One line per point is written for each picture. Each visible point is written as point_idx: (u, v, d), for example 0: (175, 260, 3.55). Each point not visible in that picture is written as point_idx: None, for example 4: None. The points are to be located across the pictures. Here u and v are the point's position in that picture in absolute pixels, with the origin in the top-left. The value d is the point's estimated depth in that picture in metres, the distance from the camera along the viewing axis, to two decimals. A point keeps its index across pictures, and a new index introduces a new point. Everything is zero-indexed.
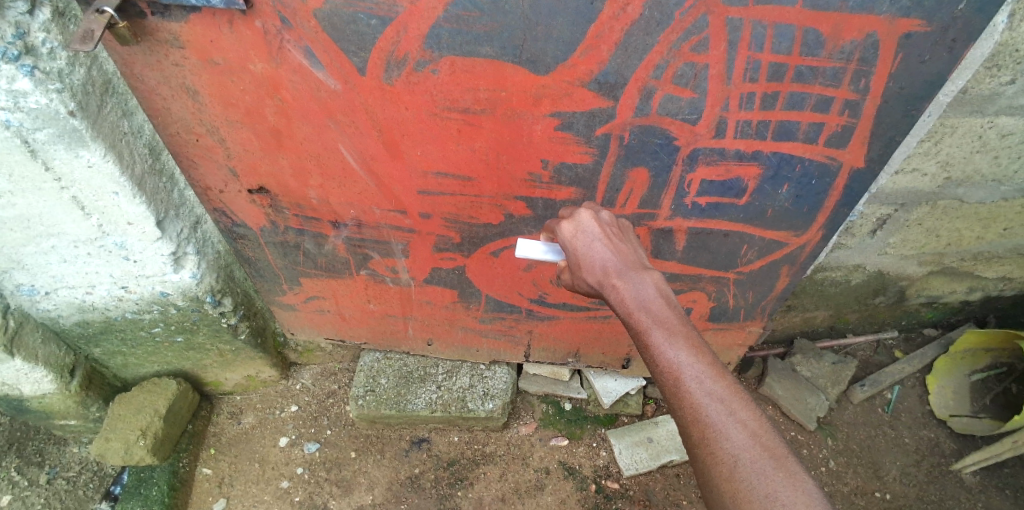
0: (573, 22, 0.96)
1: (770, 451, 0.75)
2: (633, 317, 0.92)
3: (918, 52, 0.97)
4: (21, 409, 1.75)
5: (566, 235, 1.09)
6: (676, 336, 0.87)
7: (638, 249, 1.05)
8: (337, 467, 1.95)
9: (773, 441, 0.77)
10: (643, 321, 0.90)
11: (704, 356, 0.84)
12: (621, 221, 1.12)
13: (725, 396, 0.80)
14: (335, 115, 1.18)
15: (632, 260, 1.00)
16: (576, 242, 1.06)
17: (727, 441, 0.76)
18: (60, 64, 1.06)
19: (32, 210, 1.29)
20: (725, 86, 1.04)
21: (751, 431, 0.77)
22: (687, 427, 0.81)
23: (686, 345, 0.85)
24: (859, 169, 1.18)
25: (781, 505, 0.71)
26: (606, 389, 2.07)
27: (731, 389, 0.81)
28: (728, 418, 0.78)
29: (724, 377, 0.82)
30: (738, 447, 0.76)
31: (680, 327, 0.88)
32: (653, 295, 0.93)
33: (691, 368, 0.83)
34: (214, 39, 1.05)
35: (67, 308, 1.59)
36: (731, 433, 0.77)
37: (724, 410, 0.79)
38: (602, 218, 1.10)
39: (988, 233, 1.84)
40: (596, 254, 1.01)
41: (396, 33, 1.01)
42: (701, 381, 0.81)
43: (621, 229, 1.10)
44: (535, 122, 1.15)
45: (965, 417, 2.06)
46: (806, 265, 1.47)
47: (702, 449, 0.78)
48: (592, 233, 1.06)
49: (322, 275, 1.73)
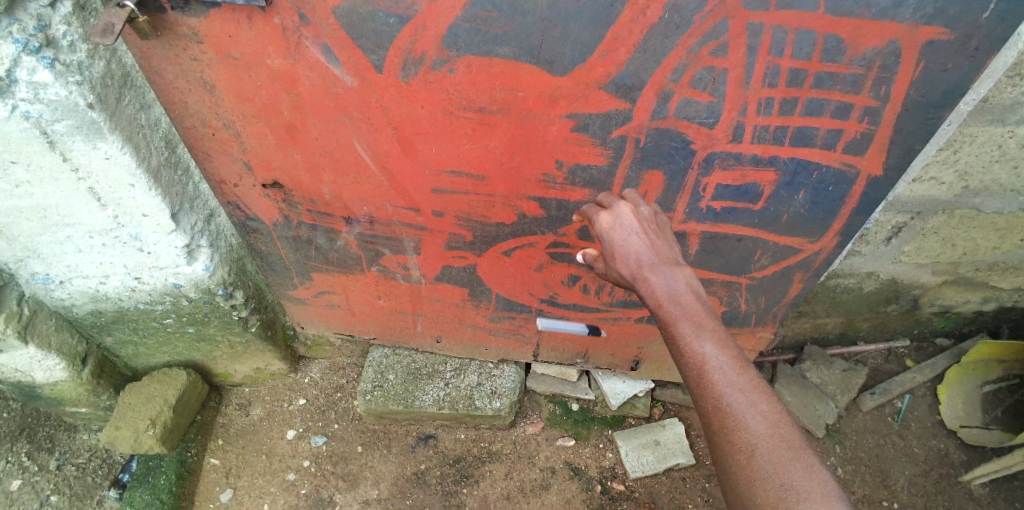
0: (592, 23, 0.95)
1: (789, 442, 0.75)
2: (661, 308, 0.92)
3: (939, 60, 0.95)
4: (33, 395, 1.76)
5: (600, 226, 1.11)
6: (701, 327, 0.87)
7: (670, 245, 1.05)
8: (344, 461, 1.96)
9: (792, 433, 0.76)
10: (669, 312, 0.91)
11: (729, 349, 0.84)
12: (659, 217, 1.12)
13: (747, 388, 0.80)
14: (349, 111, 1.18)
15: (665, 253, 1.00)
16: (609, 235, 1.08)
17: (745, 430, 0.77)
18: (80, 56, 1.07)
19: (49, 200, 1.30)
20: (743, 90, 1.03)
21: (771, 422, 0.77)
22: (708, 416, 0.81)
23: (712, 336, 0.85)
24: (876, 177, 1.17)
25: (795, 493, 0.70)
26: (614, 391, 2.06)
27: (753, 381, 0.81)
28: (749, 408, 0.78)
29: (747, 369, 0.82)
30: (756, 437, 0.76)
31: (707, 319, 0.88)
32: (684, 288, 0.93)
33: (714, 358, 0.83)
34: (231, 34, 1.05)
35: (81, 298, 1.60)
36: (750, 422, 0.77)
37: (745, 401, 0.79)
38: (636, 212, 1.10)
39: (1004, 244, 1.82)
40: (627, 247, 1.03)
41: (413, 31, 1.01)
42: (724, 372, 0.82)
43: (656, 224, 1.10)
44: (551, 123, 1.15)
45: (975, 428, 2.04)
46: (819, 272, 1.46)
47: (720, 437, 0.79)
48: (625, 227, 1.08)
49: (333, 270, 1.74)
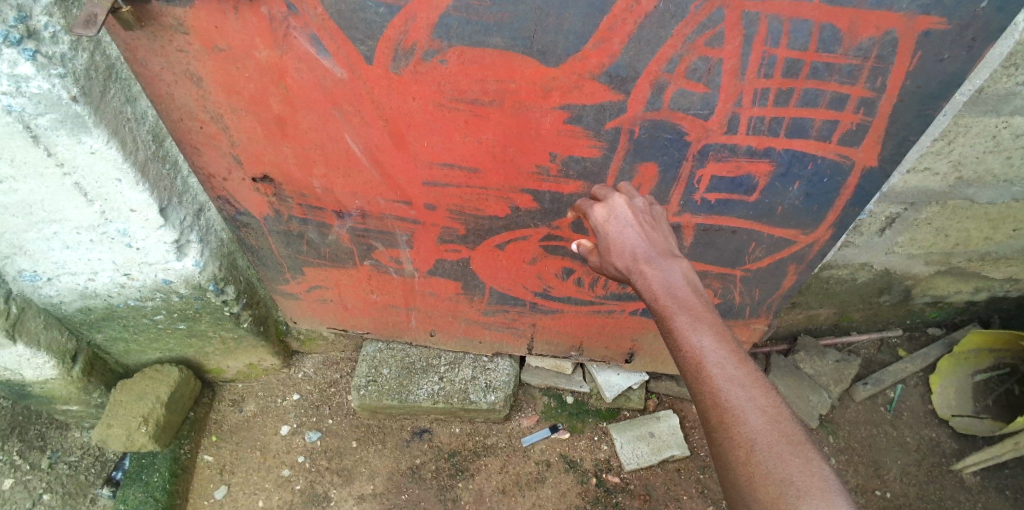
0: (586, 13, 0.94)
1: (788, 437, 0.74)
2: (659, 302, 0.91)
3: (936, 50, 0.95)
4: (23, 394, 1.75)
5: (597, 219, 1.10)
6: (700, 321, 0.86)
7: (668, 238, 1.04)
8: (339, 456, 1.95)
9: (792, 428, 0.76)
10: (668, 306, 0.90)
11: (728, 343, 0.83)
12: (656, 209, 1.11)
13: (746, 382, 0.79)
14: (341, 104, 1.17)
15: (664, 246, 0.99)
16: (606, 228, 1.07)
17: (744, 425, 0.76)
18: (63, 48, 1.04)
19: (34, 196, 1.28)
20: (739, 81, 1.02)
21: (770, 417, 0.76)
22: (707, 411, 0.81)
23: (711, 330, 0.85)
24: (871, 168, 1.17)
25: (795, 489, 0.70)
26: (608, 383, 2.06)
27: (752, 375, 0.80)
28: (748, 403, 0.77)
29: (746, 364, 0.81)
30: (756, 432, 0.75)
31: (705, 313, 0.87)
32: (682, 283, 0.92)
33: (713, 353, 0.82)
34: (219, 25, 1.03)
35: (69, 295, 1.58)
36: (749, 418, 0.76)
37: (744, 396, 0.78)
38: (635, 205, 1.09)
39: (997, 234, 1.83)
40: (625, 240, 1.01)
41: (404, 21, 0.99)
42: (723, 366, 0.81)
43: (655, 216, 1.09)
44: (544, 115, 1.14)
45: (966, 417, 2.06)
46: (813, 263, 1.45)
47: (720, 432, 0.78)
48: (622, 220, 1.07)
49: (325, 265, 1.72)
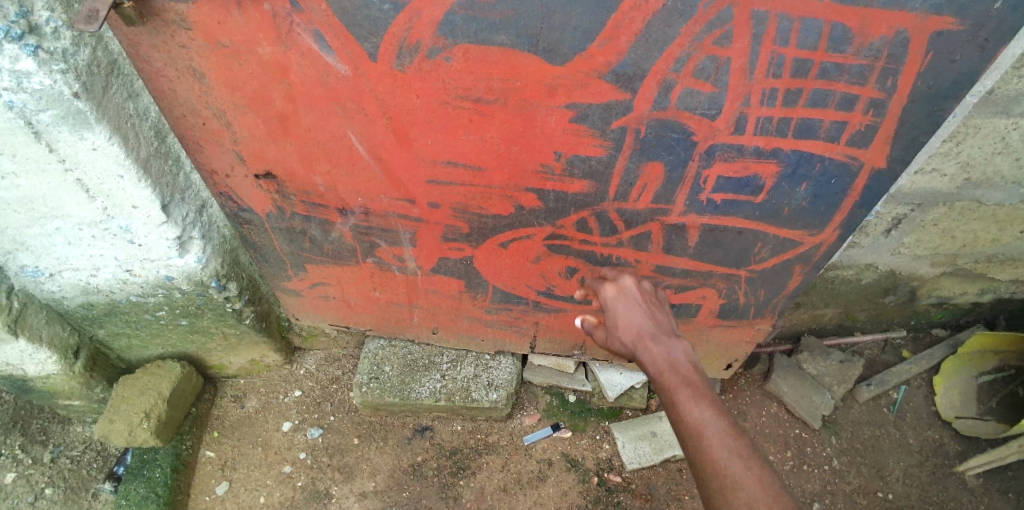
0: (593, 10, 0.93)
1: (768, 487, 0.85)
2: (659, 372, 1.06)
3: (948, 50, 0.93)
4: (25, 389, 1.75)
5: (609, 299, 1.29)
6: (694, 388, 1.00)
7: (670, 319, 1.21)
8: (340, 453, 1.95)
9: (772, 480, 0.86)
10: (668, 376, 1.04)
11: (718, 406, 0.96)
12: (660, 294, 1.29)
13: (732, 440, 0.91)
14: (343, 101, 1.16)
15: (665, 327, 1.16)
16: (617, 308, 1.25)
17: (730, 475, 0.87)
18: (65, 44, 1.03)
19: (36, 192, 1.27)
20: (747, 81, 1.01)
21: (752, 471, 0.87)
22: (698, 464, 0.91)
23: (703, 396, 0.98)
24: (879, 169, 1.15)
25: None
26: (611, 382, 2.05)
27: (737, 433, 0.92)
28: (733, 456, 0.89)
29: (733, 425, 0.94)
30: (741, 482, 0.85)
31: (699, 382, 1.01)
32: (682, 359, 1.08)
33: (705, 413, 0.95)
34: (221, 20, 1.02)
35: (71, 290, 1.58)
36: (734, 469, 0.87)
37: (730, 450, 0.89)
38: (642, 290, 1.28)
39: (1004, 235, 1.81)
40: (633, 320, 1.19)
41: (408, 18, 0.98)
42: (713, 425, 0.93)
43: (659, 299, 1.28)
44: (549, 113, 1.12)
45: (970, 419, 2.05)
46: (819, 265, 1.44)
47: (709, 481, 0.88)
48: (632, 301, 1.25)
49: (328, 262, 1.71)
